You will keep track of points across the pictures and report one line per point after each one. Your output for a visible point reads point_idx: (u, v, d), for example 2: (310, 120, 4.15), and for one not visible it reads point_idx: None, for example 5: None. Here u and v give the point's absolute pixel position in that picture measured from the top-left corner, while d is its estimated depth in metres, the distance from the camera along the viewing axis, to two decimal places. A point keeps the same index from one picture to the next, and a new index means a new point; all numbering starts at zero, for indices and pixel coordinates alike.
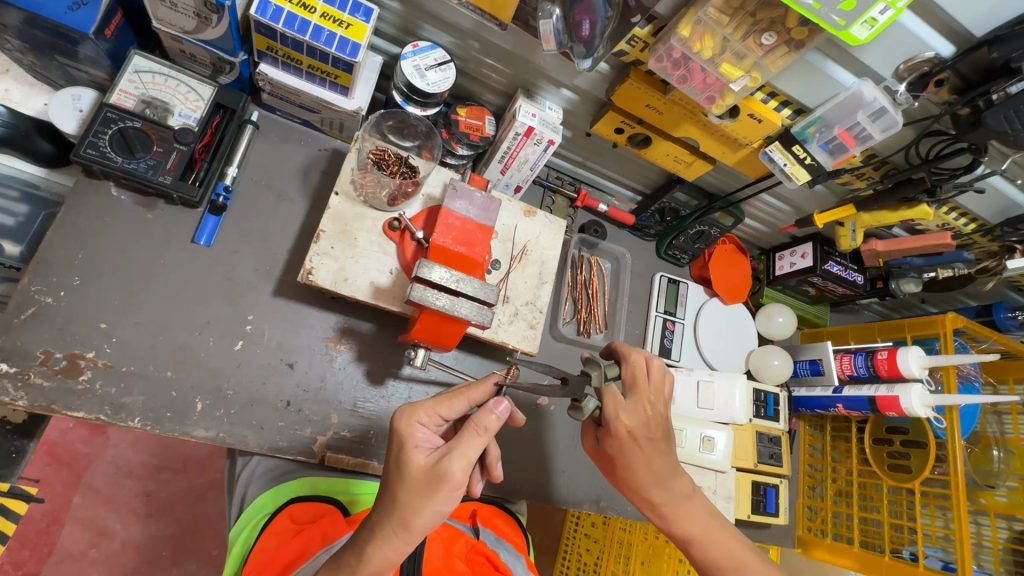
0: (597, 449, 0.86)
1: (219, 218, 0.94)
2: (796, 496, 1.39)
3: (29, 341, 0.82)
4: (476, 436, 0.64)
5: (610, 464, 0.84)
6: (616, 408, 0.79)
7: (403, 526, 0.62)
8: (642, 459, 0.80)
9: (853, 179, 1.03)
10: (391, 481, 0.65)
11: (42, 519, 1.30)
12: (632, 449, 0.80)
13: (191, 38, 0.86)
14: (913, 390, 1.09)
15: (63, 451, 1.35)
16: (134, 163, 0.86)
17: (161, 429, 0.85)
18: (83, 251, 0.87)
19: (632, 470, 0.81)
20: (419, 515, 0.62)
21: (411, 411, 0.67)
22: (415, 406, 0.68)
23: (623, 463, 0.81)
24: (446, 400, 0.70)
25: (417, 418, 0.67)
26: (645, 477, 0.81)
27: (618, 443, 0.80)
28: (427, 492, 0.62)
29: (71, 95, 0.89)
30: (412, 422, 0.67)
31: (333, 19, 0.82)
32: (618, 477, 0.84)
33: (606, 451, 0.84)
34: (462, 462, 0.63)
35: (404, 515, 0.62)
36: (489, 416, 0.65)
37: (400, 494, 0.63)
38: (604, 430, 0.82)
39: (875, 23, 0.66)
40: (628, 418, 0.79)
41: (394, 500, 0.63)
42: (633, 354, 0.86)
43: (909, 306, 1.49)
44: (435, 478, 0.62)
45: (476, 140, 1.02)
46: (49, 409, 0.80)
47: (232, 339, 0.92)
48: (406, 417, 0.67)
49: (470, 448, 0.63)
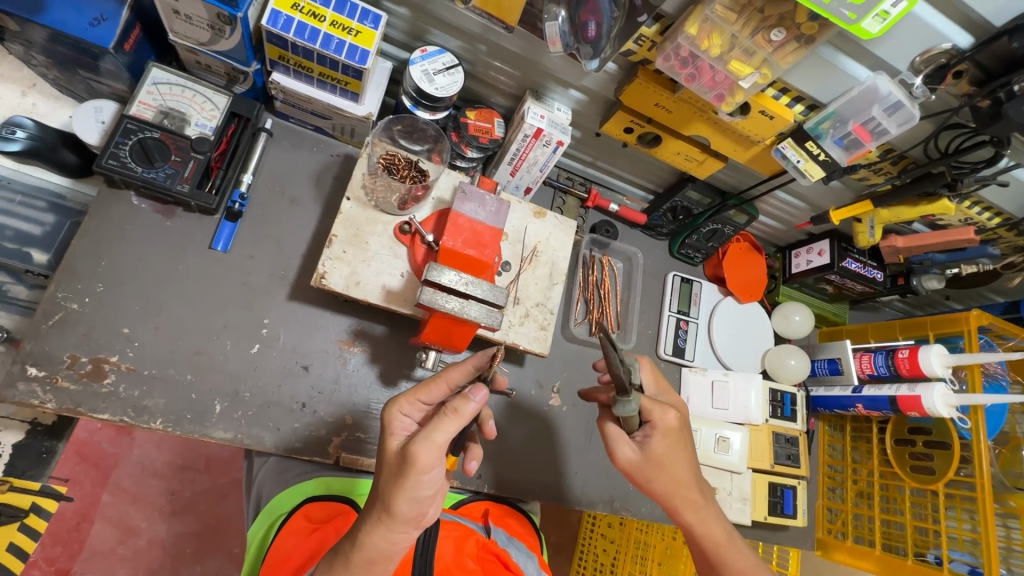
0: (642, 458, 0.79)
1: (234, 225, 0.97)
2: (815, 497, 1.36)
3: (55, 346, 0.85)
4: (448, 420, 0.63)
5: (655, 471, 0.78)
6: (652, 403, 0.79)
7: (386, 512, 0.63)
8: (683, 458, 0.79)
9: (869, 174, 1.01)
10: (379, 471, 0.67)
11: (73, 517, 1.34)
12: (677, 445, 0.79)
13: (206, 50, 0.88)
14: (935, 389, 1.06)
15: (91, 451, 1.39)
16: (153, 173, 0.89)
17: (181, 430, 0.87)
18: (105, 259, 0.90)
19: (679, 468, 0.79)
20: (397, 501, 0.62)
21: (394, 402, 0.70)
22: (398, 396, 0.70)
23: (668, 462, 0.78)
24: (425, 388, 0.70)
25: (398, 407, 0.69)
26: (689, 474, 0.79)
27: (666, 440, 0.78)
28: (398, 476, 0.62)
29: (93, 107, 0.92)
30: (393, 412, 0.69)
31: (342, 27, 0.84)
32: (668, 481, 0.79)
33: (654, 454, 0.78)
34: (430, 444, 0.62)
35: (383, 500, 0.63)
36: (461, 399, 0.63)
37: (383, 479, 0.65)
38: (649, 427, 0.79)
39: (887, 16, 0.64)
40: (675, 414, 0.79)
41: (380, 486, 0.65)
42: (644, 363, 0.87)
43: (932, 303, 1.46)
44: (404, 461, 0.62)
45: (485, 142, 1.01)
46: (75, 412, 0.83)
47: (249, 342, 0.94)
48: (390, 406, 0.70)
49: (439, 431, 0.62)
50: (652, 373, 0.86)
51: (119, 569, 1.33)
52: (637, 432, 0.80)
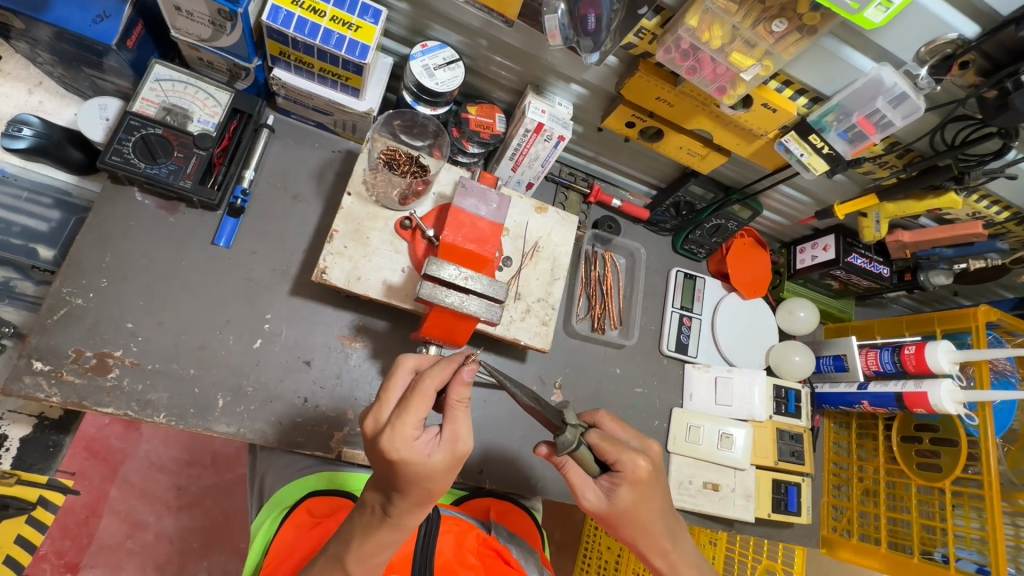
0: (609, 504, 0.78)
1: (237, 220, 0.97)
2: (820, 494, 1.34)
3: (61, 341, 0.86)
4: (466, 408, 0.67)
5: (623, 518, 0.78)
6: (619, 450, 0.77)
7: (439, 497, 0.68)
8: (653, 505, 0.78)
9: (875, 167, 1.00)
10: (410, 488, 0.65)
11: (81, 511, 1.35)
12: (645, 494, 0.78)
13: (208, 46, 0.89)
14: (942, 385, 1.05)
15: (99, 446, 1.40)
16: (156, 169, 0.89)
17: (185, 425, 0.88)
18: (109, 254, 0.91)
19: (644, 518, 0.78)
20: (448, 486, 0.68)
21: (401, 434, 0.63)
22: (401, 428, 0.63)
23: (635, 513, 0.78)
24: (419, 406, 0.64)
25: (410, 436, 0.63)
26: (654, 519, 0.79)
27: (635, 491, 0.77)
28: (452, 473, 0.67)
29: (97, 105, 0.93)
30: (407, 442, 0.63)
31: (342, 22, 0.84)
32: (635, 526, 0.79)
33: (622, 503, 0.77)
34: (466, 432, 0.67)
35: (439, 494, 0.67)
36: (463, 387, 0.67)
37: (433, 488, 0.66)
38: (615, 477, 0.77)
39: (889, 6, 0.63)
40: (645, 462, 0.77)
41: (419, 493, 0.66)
42: (603, 417, 0.88)
43: (940, 299, 1.45)
44: (456, 460, 0.66)
45: (486, 137, 1.02)
46: (81, 405, 0.84)
47: (251, 337, 0.95)
48: (399, 440, 0.63)
49: (466, 420, 0.67)
50: (613, 421, 0.87)
51: (126, 564, 1.34)
52: (604, 478, 0.79)
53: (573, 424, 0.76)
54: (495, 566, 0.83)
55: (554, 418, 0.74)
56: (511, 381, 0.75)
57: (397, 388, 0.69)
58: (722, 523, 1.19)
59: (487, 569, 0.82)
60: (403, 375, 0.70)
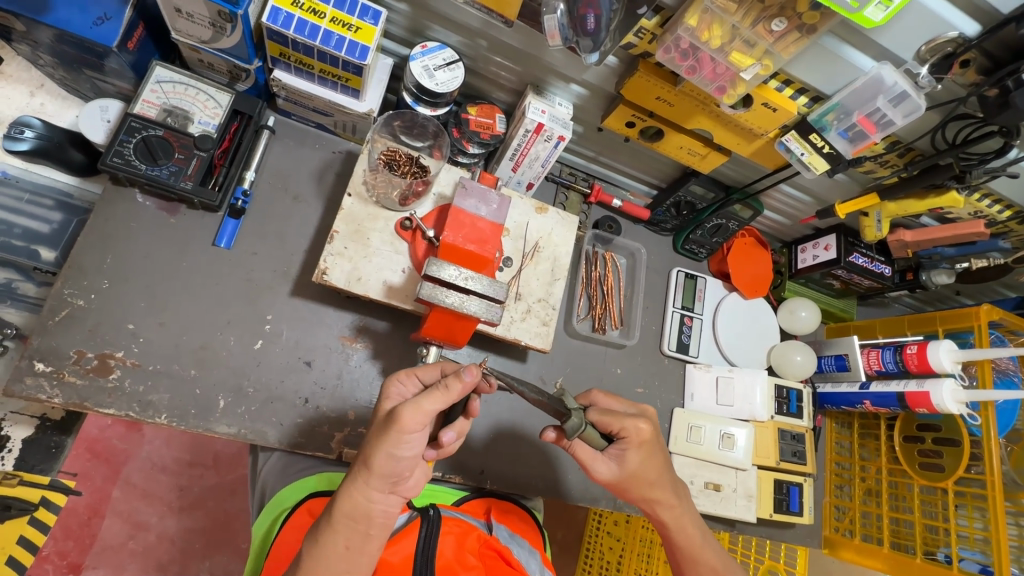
0: (619, 472, 0.79)
1: (237, 222, 0.98)
2: (822, 494, 1.34)
3: (62, 342, 0.86)
4: (438, 389, 0.64)
5: (634, 481, 0.79)
6: (621, 418, 0.79)
7: (365, 465, 0.64)
8: (658, 461, 0.80)
9: (876, 167, 0.99)
10: (366, 430, 0.69)
11: (83, 512, 1.35)
12: (651, 452, 0.80)
13: (208, 48, 0.89)
14: (944, 385, 1.04)
15: (102, 447, 1.40)
16: (157, 170, 0.89)
17: (186, 425, 0.88)
18: (111, 255, 0.91)
19: (654, 477, 0.80)
20: (378, 455, 0.64)
21: (394, 377, 0.72)
22: (396, 373, 0.73)
23: (644, 472, 0.79)
24: (425, 368, 0.74)
25: (398, 380, 0.72)
26: (663, 475, 0.81)
27: (641, 452, 0.79)
28: (382, 433, 0.64)
29: (99, 107, 0.93)
30: (392, 381, 0.72)
31: (342, 23, 0.85)
32: (643, 487, 0.80)
33: (632, 466, 0.78)
34: (421, 411, 0.63)
35: (366, 455, 0.65)
36: (455, 375, 0.64)
37: (368, 437, 0.66)
38: (622, 440, 0.79)
39: (889, 5, 0.63)
40: (647, 424, 0.79)
41: (364, 443, 0.67)
42: (595, 396, 0.88)
43: (942, 299, 1.44)
44: (389, 419, 0.64)
45: (486, 138, 1.02)
46: (82, 406, 0.84)
47: (252, 338, 0.95)
48: (390, 379, 0.72)
49: (430, 399, 0.64)
50: (607, 396, 0.88)
51: (128, 565, 1.35)
52: (610, 447, 0.80)
53: (576, 408, 0.77)
54: (496, 567, 0.83)
55: (558, 405, 0.76)
56: (517, 380, 0.76)
57: (425, 373, 0.73)
58: (724, 523, 1.19)
59: (487, 569, 0.83)
60: (439, 369, 0.75)
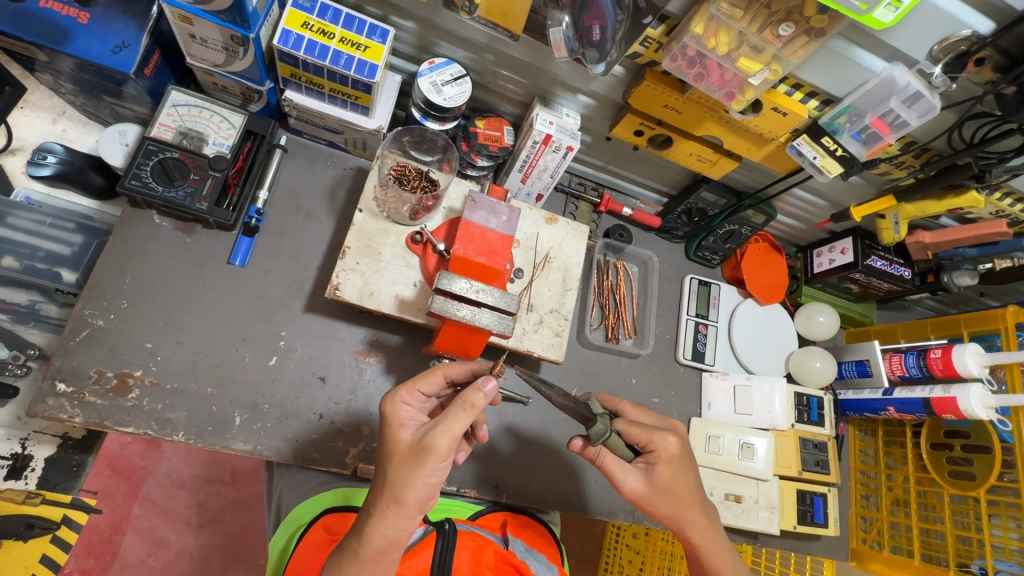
0: (648, 484, 0.77)
1: (252, 240, 0.99)
2: (847, 505, 1.29)
3: (82, 362, 0.87)
4: (462, 411, 0.65)
5: (662, 497, 0.78)
6: (650, 432, 0.79)
7: (396, 500, 0.65)
8: (689, 479, 0.79)
9: (892, 168, 0.97)
10: (383, 460, 0.68)
11: (104, 529, 1.37)
12: (682, 469, 0.78)
13: (222, 71, 0.91)
14: (970, 390, 1.01)
15: (122, 464, 1.42)
16: (173, 192, 0.91)
17: (203, 442, 0.89)
18: (129, 276, 0.93)
19: (685, 494, 0.78)
20: (410, 488, 0.65)
21: (395, 396, 0.71)
22: (397, 392, 0.72)
23: (676, 488, 0.78)
24: (426, 379, 0.74)
25: (401, 400, 0.71)
26: (694, 494, 0.79)
27: (671, 467, 0.78)
28: (412, 465, 0.65)
29: (117, 131, 0.95)
30: (396, 403, 0.71)
31: (351, 43, 0.86)
32: (673, 503, 0.78)
33: (661, 480, 0.77)
34: (448, 435, 0.65)
35: (396, 488, 0.65)
36: (477, 394, 0.65)
37: (391, 469, 0.66)
38: (652, 454, 0.78)
39: (899, 6, 0.62)
40: (676, 438, 0.79)
41: (385, 477, 0.66)
42: (624, 406, 0.88)
43: (966, 300, 1.41)
44: (420, 451, 0.65)
45: (495, 151, 1.02)
46: (102, 425, 0.86)
47: (267, 354, 0.96)
48: (391, 399, 0.71)
49: (455, 422, 0.65)
50: (636, 408, 0.87)
51: None
52: (638, 460, 0.80)
53: (602, 414, 0.79)
54: None
55: (584, 410, 0.77)
56: (544, 384, 0.78)
57: (426, 384, 0.74)
58: (746, 535, 1.16)
59: None
60: (438, 378, 0.75)
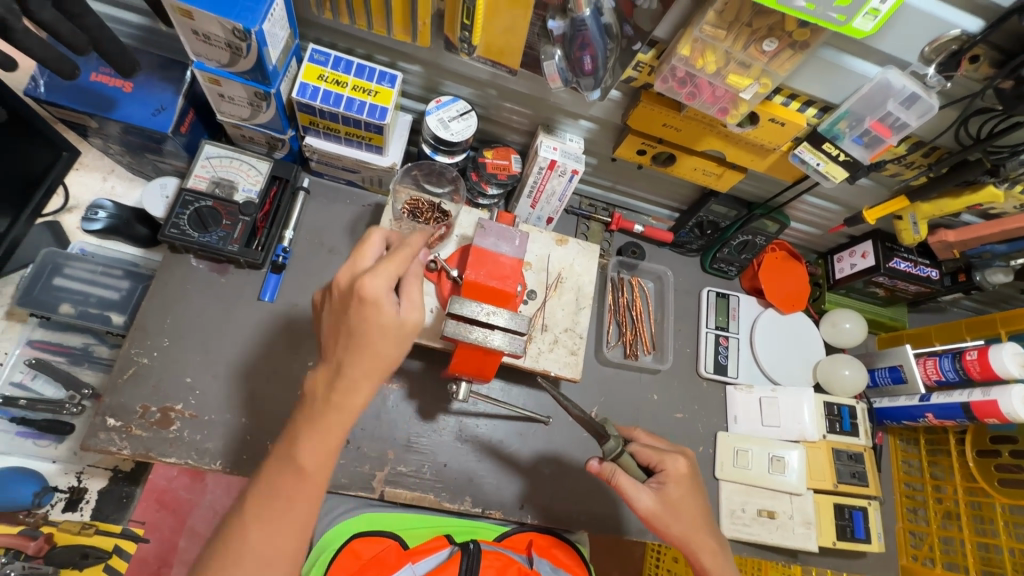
0: (658, 503, 0.78)
1: (279, 276, 1.06)
2: (892, 520, 1.22)
3: (129, 398, 0.94)
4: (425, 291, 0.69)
5: (673, 515, 0.78)
6: (661, 453, 0.82)
7: (382, 362, 0.66)
8: (698, 501, 0.80)
9: (901, 169, 0.96)
10: (358, 327, 0.64)
11: (154, 561, 1.43)
12: (690, 491, 0.80)
13: (248, 124, 0.99)
14: (1013, 391, 0.98)
15: (169, 497, 1.49)
16: (208, 237, 0.99)
17: (238, 470, 0.94)
18: (170, 316, 1.00)
19: (694, 516, 0.79)
20: (395, 354, 0.66)
21: (375, 291, 0.63)
22: (374, 294, 0.63)
23: (684, 509, 0.79)
24: (396, 269, 0.66)
25: (380, 296, 0.64)
26: (701, 516, 0.80)
27: (681, 487, 0.79)
28: (402, 335, 0.66)
29: (159, 185, 1.05)
30: (378, 285, 0.63)
31: (362, 89, 0.93)
32: (685, 523, 0.78)
33: (671, 498, 0.79)
34: (380, 278, 0.64)
35: (386, 357, 0.65)
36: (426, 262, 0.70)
37: (378, 339, 0.64)
38: (661, 474, 0.80)
39: (877, 13, 0.64)
40: (685, 459, 0.81)
41: (369, 334, 0.64)
42: (638, 433, 0.90)
43: (1006, 299, 1.35)
44: (410, 327, 0.66)
45: (504, 178, 1.07)
46: (148, 456, 0.92)
47: (296, 384, 1.01)
48: (374, 287, 0.63)
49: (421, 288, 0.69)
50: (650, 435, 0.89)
51: None
52: (649, 480, 0.81)
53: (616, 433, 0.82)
54: None
55: (598, 425, 0.82)
56: (564, 398, 0.90)
57: (368, 252, 0.70)
58: (785, 554, 1.11)
59: None
60: (379, 243, 0.72)
